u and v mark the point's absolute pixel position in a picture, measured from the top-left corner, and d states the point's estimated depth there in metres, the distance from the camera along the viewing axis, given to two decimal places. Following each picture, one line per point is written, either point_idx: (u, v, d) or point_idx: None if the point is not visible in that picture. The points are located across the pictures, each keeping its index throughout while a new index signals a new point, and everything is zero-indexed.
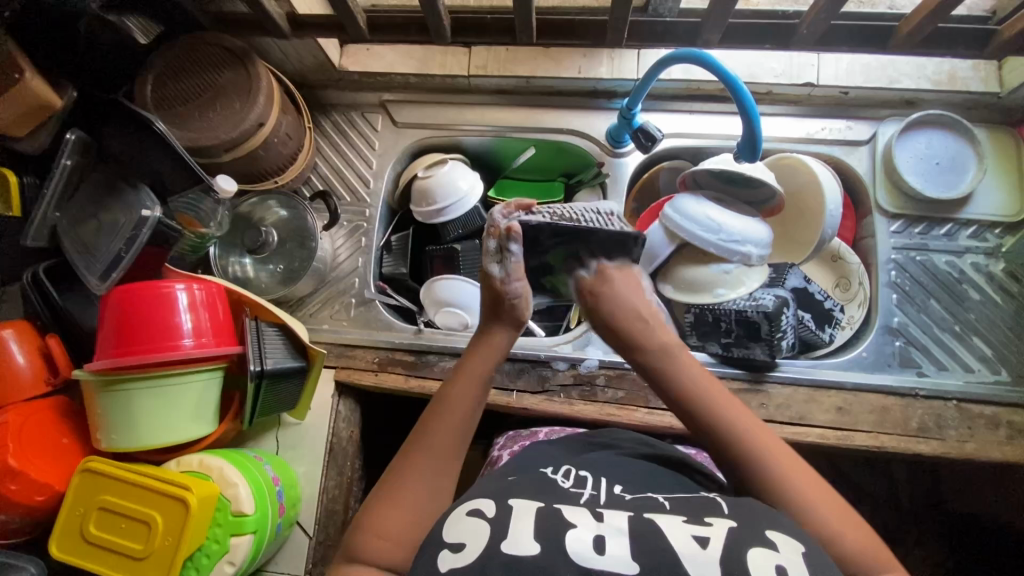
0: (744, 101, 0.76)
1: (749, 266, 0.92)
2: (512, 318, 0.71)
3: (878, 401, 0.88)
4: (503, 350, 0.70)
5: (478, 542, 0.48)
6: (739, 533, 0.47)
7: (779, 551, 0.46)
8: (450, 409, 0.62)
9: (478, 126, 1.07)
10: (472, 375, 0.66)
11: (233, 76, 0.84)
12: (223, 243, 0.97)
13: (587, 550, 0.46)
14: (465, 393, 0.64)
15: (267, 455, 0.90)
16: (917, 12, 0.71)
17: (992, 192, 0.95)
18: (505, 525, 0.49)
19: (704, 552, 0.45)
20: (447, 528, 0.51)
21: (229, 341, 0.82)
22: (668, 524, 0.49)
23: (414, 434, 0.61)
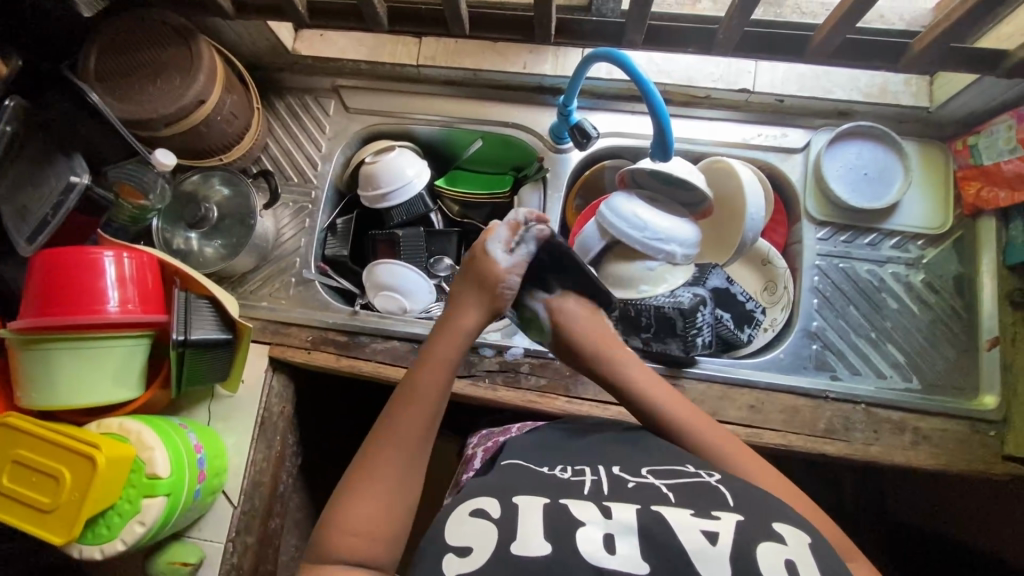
0: (654, 102, 0.82)
1: (674, 265, 0.94)
2: (490, 304, 0.69)
3: (790, 402, 0.91)
4: (475, 333, 0.68)
5: (486, 546, 0.50)
6: (745, 527, 0.50)
7: (786, 545, 0.49)
8: (421, 397, 0.62)
9: (427, 115, 1.09)
10: (444, 359, 0.65)
11: (176, 53, 0.87)
12: (168, 217, 0.99)
13: (599, 549, 0.50)
14: (436, 380, 0.63)
15: (195, 424, 0.92)
16: (827, 23, 0.75)
17: (917, 205, 0.98)
18: (515, 525, 0.51)
19: (714, 549, 0.49)
20: (450, 531, 0.53)
21: (157, 309, 0.84)
22: (676, 519, 0.52)
23: (382, 424, 0.60)
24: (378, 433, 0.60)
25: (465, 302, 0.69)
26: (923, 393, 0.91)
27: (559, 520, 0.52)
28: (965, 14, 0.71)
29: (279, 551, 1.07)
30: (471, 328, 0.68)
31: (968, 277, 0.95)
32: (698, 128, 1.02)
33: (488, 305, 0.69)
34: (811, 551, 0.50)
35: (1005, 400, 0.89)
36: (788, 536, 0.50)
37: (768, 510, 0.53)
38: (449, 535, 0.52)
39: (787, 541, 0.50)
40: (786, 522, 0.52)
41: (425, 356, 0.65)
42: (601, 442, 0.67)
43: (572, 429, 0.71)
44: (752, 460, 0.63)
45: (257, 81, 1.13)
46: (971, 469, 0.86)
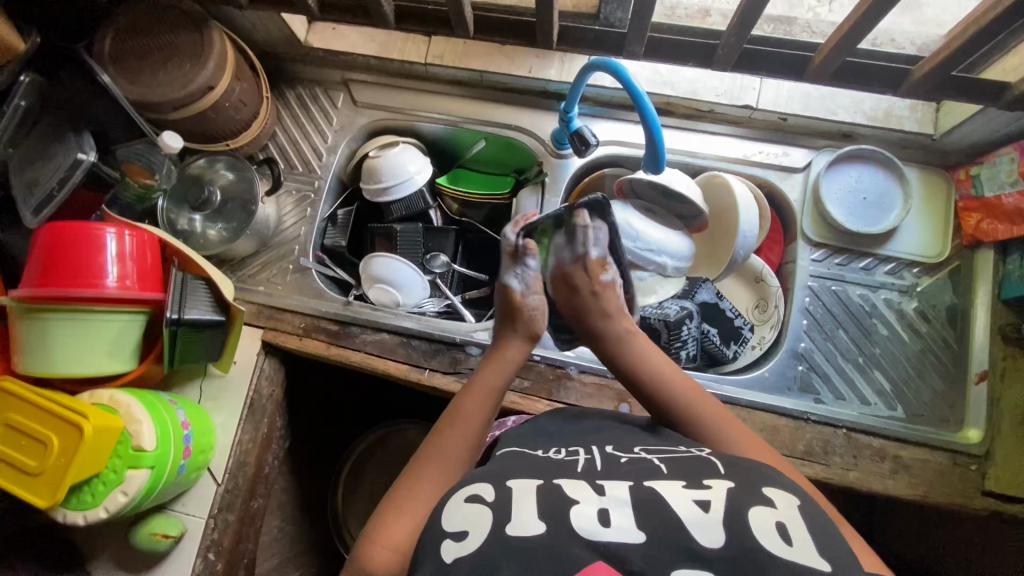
0: (647, 113, 0.83)
1: (665, 276, 0.96)
2: (525, 330, 0.78)
3: (770, 421, 0.91)
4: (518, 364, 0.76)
5: (481, 527, 0.51)
6: (737, 495, 0.51)
7: (776, 508, 0.50)
8: (466, 417, 0.67)
9: (434, 113, 1.11)
10: (486, 387, 0.71)
11: (188, 39, 0.89)
12: (174, 198, 1.01)
13: (593, 524, 0.50)
14: (483, 404, 0.69)
15: (186, 402, 0.94)
16: (828, 44, 0.76)
17: (916, 232, 0.97)
18: (507, 507, 0.52)
19: (707, 516, 0.49)
20: (446, 518, 0.53)
21: (154, 288, 0.86)
22: (668, 490, 0.52)
23: (432, 443, 0.65)
24: (427, 452, 0.64)
25: (513, 339, 0.78)
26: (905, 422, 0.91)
27: (553, 501, 0.52)
28: (965, 40, 0.70)
29: (259, 532, 1.09)
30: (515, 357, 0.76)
31: (962, 308, 0.94)
32: (700, 142, 1.02)
33: (527, 335, 0.79)
34: (800, 513, 0.50)
35: (989, 435, 0.88)
36: (778, 500, 0.51)
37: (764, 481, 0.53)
38: (445, 522, 0.53)
39: (778, 505, 0.50)
40: (774, 486, 0.53)
41: (471, 385, 0.72)
42: (587, 428, 0.70)
43: (558, 419, 0.73)
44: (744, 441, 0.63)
45: (269, 71, 1.16)
46: (948, 501, 0.86)
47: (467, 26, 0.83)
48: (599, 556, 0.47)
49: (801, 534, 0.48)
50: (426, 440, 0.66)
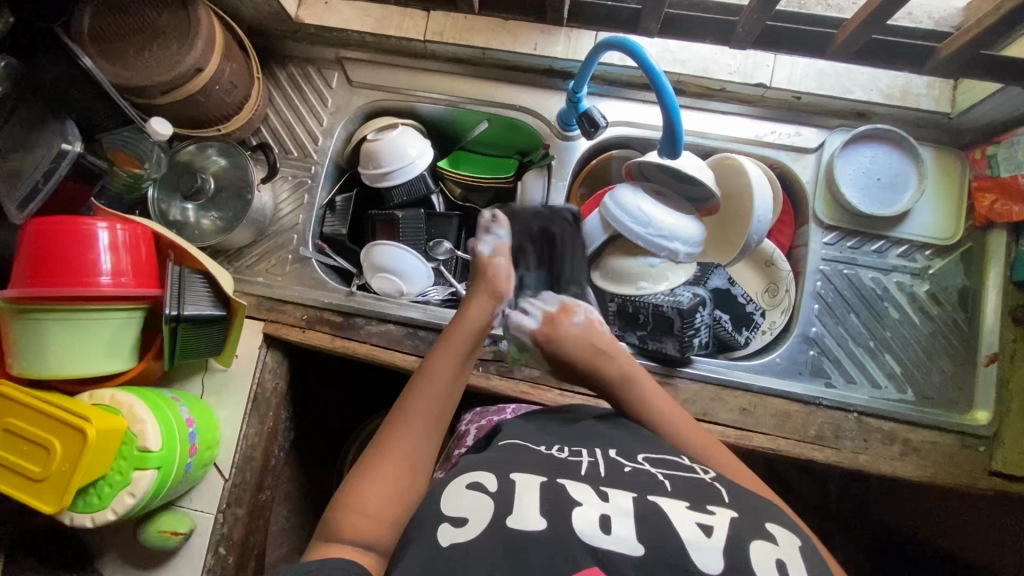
0: (665, 95, 0.78)
1: (677, 263, 0.94)
2: (489, 288, 0.74)
3: (782, 406, 0.91)
4: (489, 319, 0.73)
5: (480, 519, 0.51)
6: (740, 525, 0.50)
7: (777, 545, 0.49)
8: (432, 382, 0.65)
9: (434, 93, 1.07)
10: (450, 351, 0.68)
11: (174, 18, 0.84)
12: (164, 188, 0.97)
13: (592, 528, 0.49)
14: (449, 369, 0.67)
15: (188, 398, 0.92)
16: (852, 22, 0.73)
17: (929, 214, 0.95)
18: (509, 501, 0.52)
19: (710, 541, 0.48)
20: (447, 501, 0.54)
21: (150, 283, 0.83)
22: (672, 507, 0.51)
23: (398, 408, 0.64)
24: (393, 418, 0.63)
25: (481, 295, 0.74)
26: (915, 405, 0.91)
27: (553, 501, 0.52)
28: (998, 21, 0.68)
29: (268, 523, 1.08)
30: (482, 317, 0.72)
31: (973, 290, 0.94)
32: (710, 123, 1.00)
33: (491, 292, 0.75)
34: (801, 552, 0.49)
35: (998, 417, 0.89)
36: (780, 536, 0.50)
37: (772, 514, 0.53)
38: (447, 505, 0.54)
39: (780, 541, 0.49)
40: (779, 526, 0.52)
41: (438, 346, 0.69)
42: (602, 427, 0.68)
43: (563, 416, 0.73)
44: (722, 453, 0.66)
45: (258, 48, 1.10)
46: (958, 483, 0.87)
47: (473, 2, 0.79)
48: (594, 562, 0.47)
49: (800, 568, 0.47)
50: (394, 403, 0.65)
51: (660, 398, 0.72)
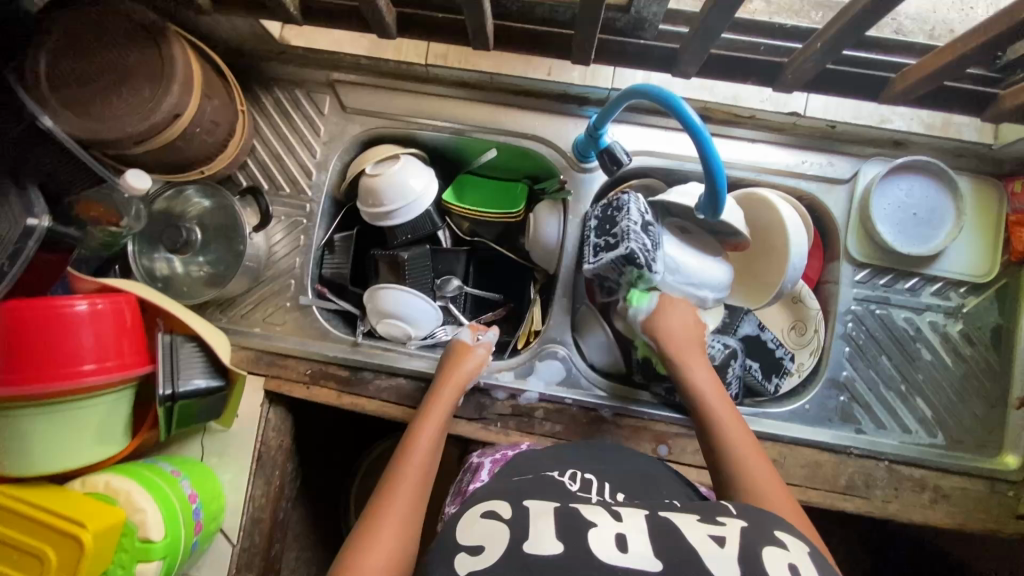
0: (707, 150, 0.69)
1: (705, 309, 0.89)
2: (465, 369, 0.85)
3: (812, 456, 0.88)
4: (464, 388, 0.84)
5: (496, 545, 0.51)
6: (750, 534, 0.51)
7: (788, 550, 0.50)
8: (416, 451, 0.72)
9: (437, 120, 0.97)
10: (432, 425, 0.77)
11: (143, 58, 0.73)
12: (145, 241, 0.87)
13: (610, 549, 0.50)
14: (430, 441, 0.75)
15: (187, 465, 0.87)
16: (917, 70, 0.71)
17: (965, 250, 0.91)
18: (523, 525, 0.53)
19: (722, 551, 0.49)
20: (462, 533, 0.54)
21: (138, 360, 0.76)
22: (685, 523, 0.53)
23: (389, 478, 0.69)
24: (383, 491, 0.67)
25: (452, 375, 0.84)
26: (945, 449, 0.89)
27: (569, 522, 0.53)
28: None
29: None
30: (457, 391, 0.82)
31: (1007, 329, 0.91)
32: (738, 154, 0.93)
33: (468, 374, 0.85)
34: (810, 556, 0.51)
35: None
36: (789, 541, 0.52)
37: None
38: (459, 535, 0.54)
39: (791, 548, 0.51)
40: (788, 533, 0.53)
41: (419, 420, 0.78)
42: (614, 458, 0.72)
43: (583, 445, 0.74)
44: (767, 481, 0.65)
45: (239, 70, 0.99)
46: (986, 529, 0.86)
47: (487, 21, 0.70)
48: None
49: (811, 570, 0.48)
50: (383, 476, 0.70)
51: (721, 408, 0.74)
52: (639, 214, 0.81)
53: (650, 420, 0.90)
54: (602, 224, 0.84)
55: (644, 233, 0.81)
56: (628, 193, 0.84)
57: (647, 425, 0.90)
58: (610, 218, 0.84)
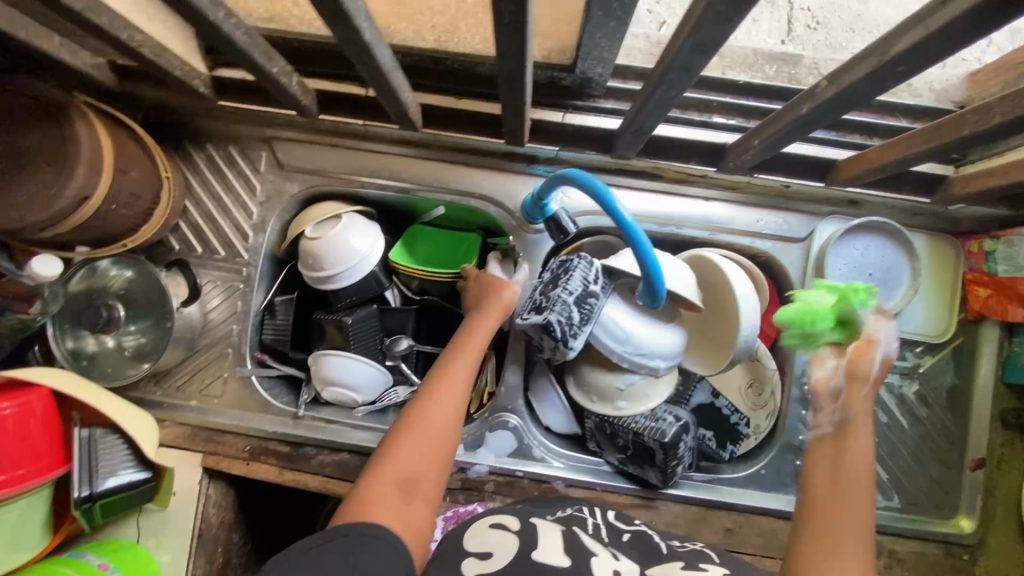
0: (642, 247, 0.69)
1: (658, 378, 0.86)
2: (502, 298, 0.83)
3: (768, 525, 0.86)
4: (503, 316, 0.82)
5: (505, 553, 0.55)
6: None
7: None
8: (456, 365, 0.72)
9: (380, 179, 0.93)
10: (474, 343, 0.76)
11: (44, 138, 0.68)
12: (64, 320, 0.83)
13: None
14: (471, 357, 0.74)
15: (119, 546, 0.82)
16: (870, 156, 0.69)
17: (921, 311, 0.89)
18: (531, 540, 0.57)
19: None
20: (473, 539, 0.58)
21: (52, 462, 0.71)
22: (669, 572, 0.55)
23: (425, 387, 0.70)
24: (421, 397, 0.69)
25: (490, 308, 0.82)
26: (901, 512, 0.88)
27: (574, 544, 0.57)
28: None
29: None
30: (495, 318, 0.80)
31: (963, 388, 0.90)
32: (691, 214, 0.90)
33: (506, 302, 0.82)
34: None
35: (982, 523, 0.87)
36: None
37: None
38: (472, 540, 0.58)
39: None
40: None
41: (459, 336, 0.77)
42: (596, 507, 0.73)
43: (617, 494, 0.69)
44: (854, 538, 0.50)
45: (167, 127, 0.94)
46: None
47: (404, 105, 0.69)
48: None
49: None
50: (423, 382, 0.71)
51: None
52: (577, 284, 0.79)
53: (604, 490, 0.88)
54: (547, 283, 0.83)
55: (576, 306, 0.79)
56: (579, 256, 0.82)
57: (601, 496, 0.88)
58: (557, 276, 0.82)
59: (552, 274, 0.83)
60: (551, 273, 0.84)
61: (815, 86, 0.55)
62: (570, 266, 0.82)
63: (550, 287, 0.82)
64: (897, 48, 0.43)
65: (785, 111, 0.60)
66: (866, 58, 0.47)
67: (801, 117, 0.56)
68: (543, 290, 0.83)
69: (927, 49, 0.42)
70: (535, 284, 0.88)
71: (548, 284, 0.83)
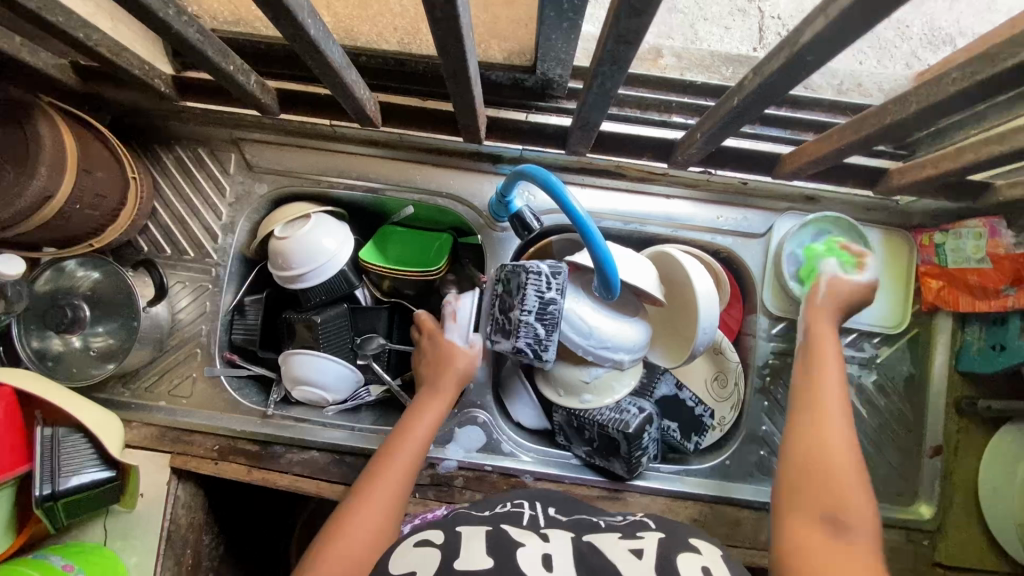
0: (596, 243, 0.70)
1: (622, 369, 0.87)
2: (455, 374, 0.83)
3: (733, 514, 0.88)
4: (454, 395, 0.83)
5: (428, 567, 0.55)
6: (666, 544, 0.58)
7: (701, 553, 0.57)
8: (398, 450, 0.75)
9: (349, 179, 0.94)
10: (420, 426, 0.78)
11: (10, 139, 0.70)
12: (28, 321, 0.83)
13: (536, 566, 0.54)
14: (416, 441, 0.76)
15: (83, 551, 0.82)
16: (804, 151, 0.72)
17: (877, 302, 0.92)
18: (455, 547, 0.57)
19: (640, 562, 0.55)
20: (395, 561, 0.58)
21: (14, 460, 0.72)
22: (605, 543, 0.58)
23: (367, 476, 0.73)
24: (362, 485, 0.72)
25: (441, 380, 0.83)
26: None
27: (499, 546, 0.57)
28: (956, 168, 0.61)
29: None
30: (446, 396, 0.81)
31: (919, 377, 0.92)
32: (653, 210, 0.92)
33: (458, 378, 0.84)
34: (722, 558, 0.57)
35: (941, 509, 0.89)
36: (703, 547, 0.58)
37: None
38: (394, 565, 0.57)
39: (703, 551, 0.58)
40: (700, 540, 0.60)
41: (406, 419, 0.79)
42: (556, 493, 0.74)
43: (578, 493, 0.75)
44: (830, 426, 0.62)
45: (135, 130, 0.95)
46: None
47: (360, 102, 0.69)
48: None
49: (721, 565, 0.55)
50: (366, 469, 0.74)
51: (831, 393, 0.65)
52: (533, 302, 0.80)
53: (572, 484, 0.89)
54: (507, 298, 0.84)
55: (539, 321, 0.80)
56: (528, 267, 0.81)
57: (568, 488, 0.89)
58: (514, 293, 0.82)
59: (510, 292, 0.83)
60: (509, 289, 0.84)
61: (744, 79, 0.58)
62: (523, 283, 0.81)
63: (510, 304, 0.83)
64: (805, 36, 0.46)
65: (723, 103, 0.62)
66: (783, 49, 0.50)
67: (734, 108, 0.59)
68: (505, 307, 0.84)
69: (833, 39, 0.45)
70: (496, 295, 0.88)
71: (508, 302, 0.84)
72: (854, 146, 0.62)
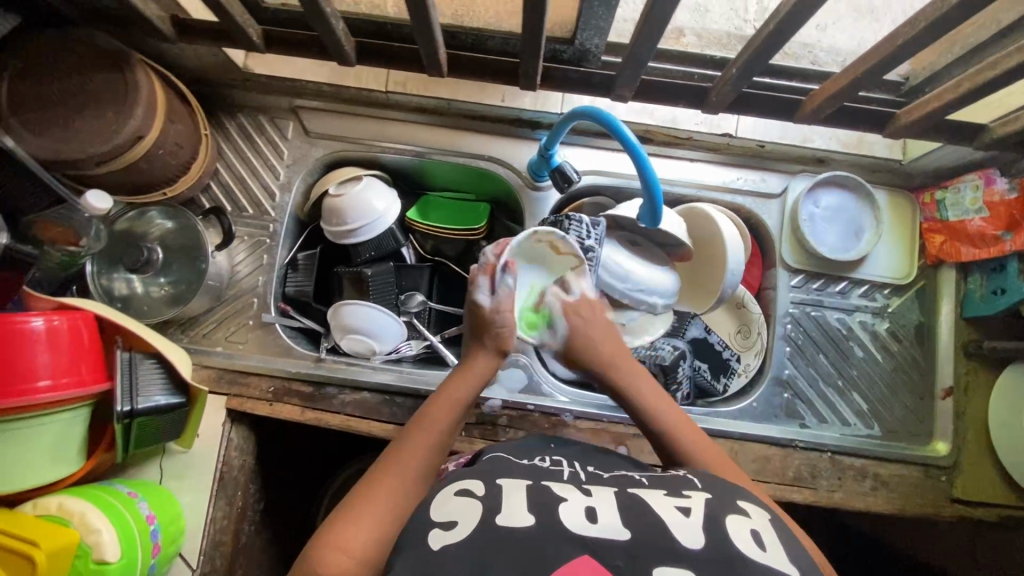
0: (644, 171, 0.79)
1: (654, 313, 0.95)
2: (495, 346, 0.78)
3: (761, 451, 0.93)
4: (489, 377, 0.77)
5: (470, 520, 0.49)
6: (713, 504, 0.52)
7: (750, 517, 0.51)
8: (430, 428, 0.68)
9: (399, 143, 1.02)
10: (451, 401, 0.72)
11: (108, 82, 0.77)
12: (104, 261, 0.89)
13: (580, 519, 0.49)
14: (448, 415, 0.70)
15: (145, 486, 0.85)
16: (824, 91, 0.80)
17: (886, 256, 1.00)
18: (496, 500, 0.51)
19: (688, 520, 0.49)
20: (436, 507, 0.52)
21: (96, 377, 0.76)
22: (651, 497, 0.53)
23: (392, 449, 0.65)
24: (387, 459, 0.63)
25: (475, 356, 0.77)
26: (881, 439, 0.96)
27: (541, 497, 0.52)
28: (956, 99, 0.72)
29: None
30: (482, 371, 0.76)
31: (928, 326, 0.99)
32: (678, 171, 1.01)
33: (496, 348, 0.78)
34: (772, 523, 0.51)
35: (955, 447, 0.95)
36: (752, 510, 0.52)
37: None
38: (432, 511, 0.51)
39: (751, 515, 0.52)
40: (749, 501, 0.54)
41: (437, 395, 0.72)
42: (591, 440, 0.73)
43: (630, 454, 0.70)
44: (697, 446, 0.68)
45: (202, 98, 1.03)
46: (923, 513, 0.92)
47: (436, 43, 0.78)
48: (584, 552, 0.45)
49: (772, 540, 0.49)
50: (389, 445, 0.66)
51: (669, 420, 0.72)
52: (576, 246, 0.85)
53: (609, 423, 0.94)
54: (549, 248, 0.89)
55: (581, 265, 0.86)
56: (571, 217, 0.87)
57: (606, 427, 0.94)
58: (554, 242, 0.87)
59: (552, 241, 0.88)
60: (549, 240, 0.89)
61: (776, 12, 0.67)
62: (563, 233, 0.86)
63: None
64: None
65: (756, 36, 0.72)
66: None
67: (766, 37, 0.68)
68: None
69: None
70: None
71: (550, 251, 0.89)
72: (882, 67, 0.70)
